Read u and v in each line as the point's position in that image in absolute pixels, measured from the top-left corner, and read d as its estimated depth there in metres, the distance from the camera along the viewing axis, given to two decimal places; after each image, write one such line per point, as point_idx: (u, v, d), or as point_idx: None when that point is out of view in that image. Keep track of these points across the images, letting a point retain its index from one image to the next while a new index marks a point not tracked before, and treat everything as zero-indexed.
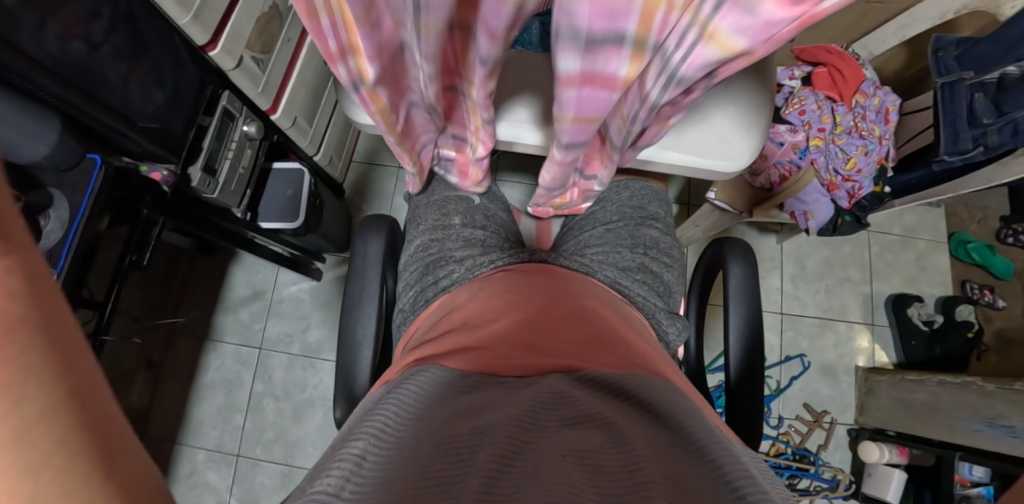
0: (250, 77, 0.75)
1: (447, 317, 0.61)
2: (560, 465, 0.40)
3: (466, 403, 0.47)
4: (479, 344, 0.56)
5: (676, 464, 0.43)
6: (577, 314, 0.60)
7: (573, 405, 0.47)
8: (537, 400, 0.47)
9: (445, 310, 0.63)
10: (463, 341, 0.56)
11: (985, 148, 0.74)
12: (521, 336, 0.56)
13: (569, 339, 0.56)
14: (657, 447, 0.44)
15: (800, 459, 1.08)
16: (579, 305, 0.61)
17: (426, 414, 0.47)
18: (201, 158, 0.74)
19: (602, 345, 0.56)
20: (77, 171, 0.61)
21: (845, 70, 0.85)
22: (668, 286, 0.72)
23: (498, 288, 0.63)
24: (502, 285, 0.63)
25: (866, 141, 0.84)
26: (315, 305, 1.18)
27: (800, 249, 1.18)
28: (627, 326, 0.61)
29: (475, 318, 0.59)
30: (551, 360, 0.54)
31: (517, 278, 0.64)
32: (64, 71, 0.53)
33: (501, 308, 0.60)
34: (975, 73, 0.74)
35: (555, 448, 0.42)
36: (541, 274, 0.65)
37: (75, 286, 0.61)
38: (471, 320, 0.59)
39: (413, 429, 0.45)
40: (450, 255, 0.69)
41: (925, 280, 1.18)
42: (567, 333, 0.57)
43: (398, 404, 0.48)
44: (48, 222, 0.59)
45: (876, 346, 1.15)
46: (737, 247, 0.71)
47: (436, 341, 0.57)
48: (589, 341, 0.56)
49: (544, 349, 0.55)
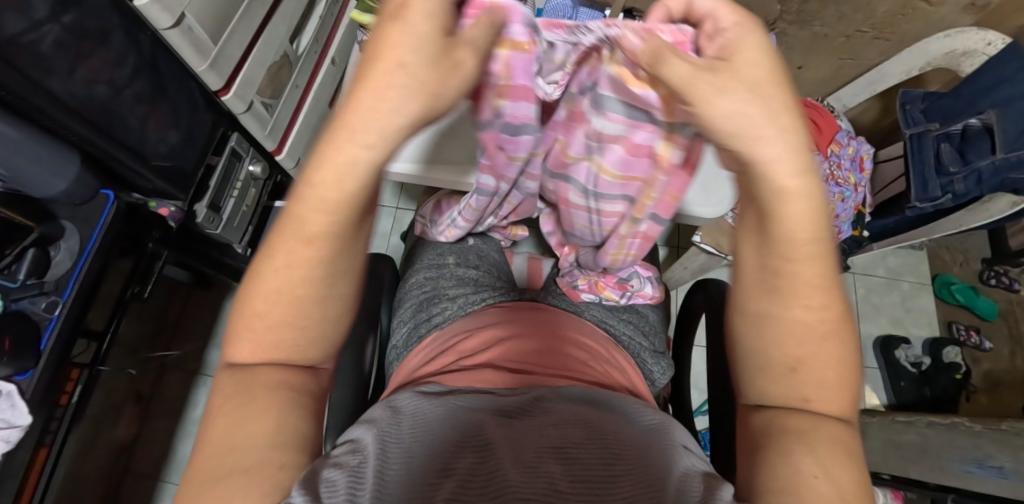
0: (258, 120, 0.79)
1: (443, 354, 0.60)
2: (539, 458, 0.41)
3: (460, 407, 0.47)
4: (468, 372, 0.55)
5: (651, 464, 0.42)
6: (556, 344, 0.60)
7: (557, 412, 0.46)
8: (521, 405, 0.48)
9: (438, 348, 0.62)
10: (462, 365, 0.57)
11: (953, 196, 0.77)
12: (513, 361, 0.57)
13: (552, 368, 0.57)
14: (645, 455, 0.42)
15: None
16: (570, 337, 0.62)
17: (432, 425, 0.44)
18: (207, 195, 0.77)
19: (589, 375, 0.57)
20: (91, 205, 0.65)
21: (821, 121, 0.89)
22: (653, 326, 0.74)
23: (490, 320, 0.64)
24: (493, 319, 0.64)
25: (843, 189, 0.86)
26: None
27: None
28: (604, 358, 0.62)
29: (463, 354, 0.59)
30: (539, 377, 0.54)
31: (507, 313, 0.65)
32: (88, 112, 0.57)
33: (488, 339, 0.61)
34: (940, 124, 0.81)
35: (536, 444, 0.42)
36: (534, 309, 0.67)
37: (78, 319, 0.63)
38: (459, 359, 0.58)
39: (416, 443, 0.42)
40: (444, 293, 0.71)
41: (911, 321, 1.20)
42: (552, 358, 0.58)
43: (406, 411, 0.46)
44: (58, 252, 0.62)
45: (866, 387, 1.15)
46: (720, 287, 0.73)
47: (424, 369, 0.58)
48: (566, 373, 0.56)
49: (540, 370, 0.56)
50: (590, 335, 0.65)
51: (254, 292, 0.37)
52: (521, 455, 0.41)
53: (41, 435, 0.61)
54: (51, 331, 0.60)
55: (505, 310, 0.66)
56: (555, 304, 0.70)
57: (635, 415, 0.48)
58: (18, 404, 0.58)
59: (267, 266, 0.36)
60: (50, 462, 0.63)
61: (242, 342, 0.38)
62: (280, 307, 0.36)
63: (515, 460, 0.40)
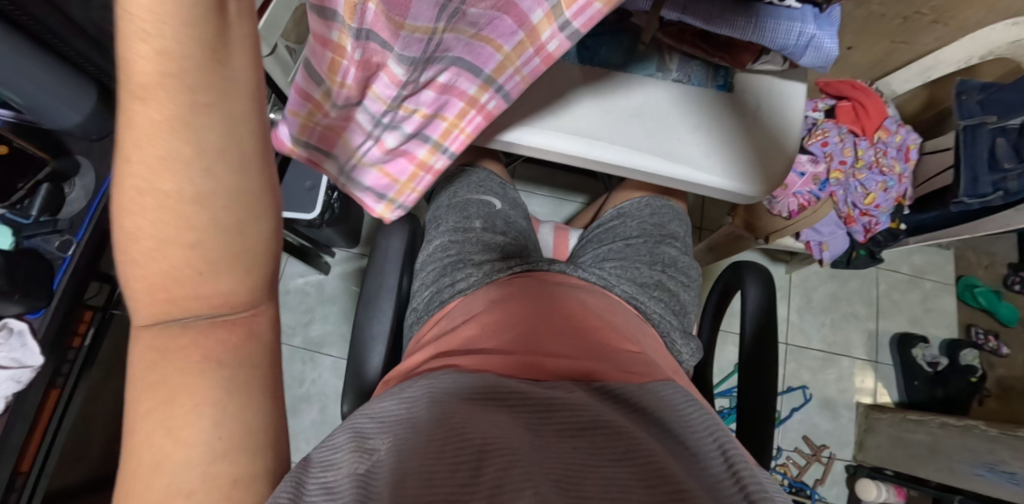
0: (281, 65, 0.76)
1: (465, 327, 0.57)
2: (565, 445, 0.37)
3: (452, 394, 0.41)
4: (493, 355, 0.52)
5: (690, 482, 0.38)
6: (584, 325, 0.58)
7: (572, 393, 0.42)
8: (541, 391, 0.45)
9: (461, 318, 0.60)
10: (486, 345, 0.54)
11: (1005, 194, 0.75)
12: (537, 342, 0.54)
13: (582, 352, 0.54)
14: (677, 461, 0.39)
15: (796, 491, 1.08)
16: (608, 321, 0.60)
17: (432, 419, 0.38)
18: None
19: (620, 353, 0.55)
20: (108, 141, 0.61)
21: (869, 105, 0.85)
22: (684, 305, 0.71)
23: (510, 296, 0.61)
24: (514, 293, 0.61)
25: (886, 178, 0.86)
26: (320, 299, 1.17)
27: (808, 281, 1.19)
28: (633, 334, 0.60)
29: (486, 331, 0.56)
30: (569, 363, 0.52)
31: (527, 288, 0.62)
32: (106, 42, 0.53)
33: (511, 317, 0.57)
34: (998, 117, 0.77)
35: (559, 426, 0.38)
36: (564, 283, 0.65)
37: (91, 264, 0.60)
38: (483, 336, 0.55)
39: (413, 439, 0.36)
40: (469, 259, 0.69)
41: (930, 321, 1.17)
42: (582, 339, 0.56)
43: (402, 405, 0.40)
44: (72, 190, 0.59)
45: (879, 384, 1.14)
46: (755, 269, 0.71)
47: (446, 343, 0.55)
48: (596, 355, 0.53)
49: (569, 353, 0.53)
50: (618, 311, 0.63)
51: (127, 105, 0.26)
52: (556, 461, 0.35)
53: (53, 376, 0.63)
54: (64, 271, 0.58)
55: (532, 282, 0.63)
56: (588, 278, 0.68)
57: (674, 426, 0.45)
58: (30, 345, 0.55)
59: (127, 220, 0.28)
60: (62, 402, 0.64)
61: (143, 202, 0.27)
62: (151, 202, 0.27)
63: (540, 457, 0.35)
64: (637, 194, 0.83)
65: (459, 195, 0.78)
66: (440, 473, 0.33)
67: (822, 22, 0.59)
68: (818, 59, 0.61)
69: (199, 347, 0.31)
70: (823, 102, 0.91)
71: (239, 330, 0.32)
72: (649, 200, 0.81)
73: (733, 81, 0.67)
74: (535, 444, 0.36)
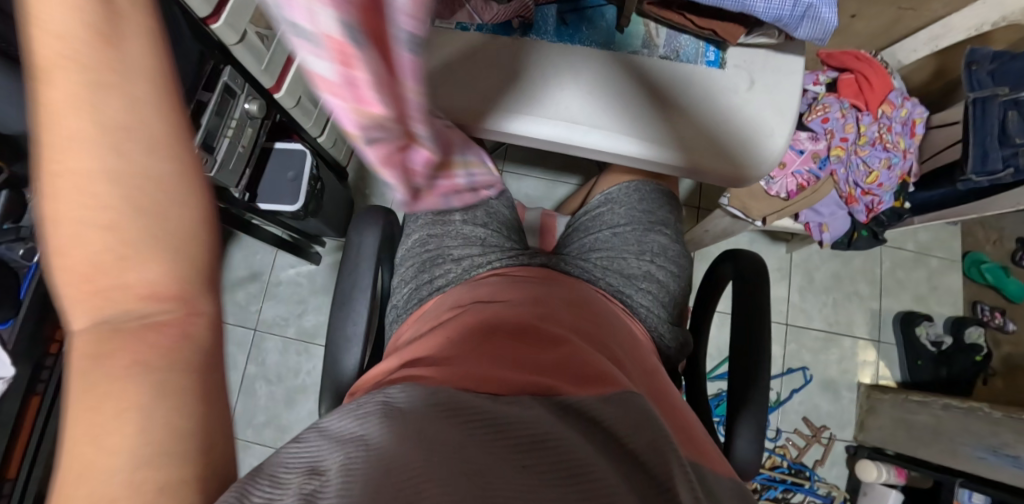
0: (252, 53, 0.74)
1: (435, 331, 0.55)
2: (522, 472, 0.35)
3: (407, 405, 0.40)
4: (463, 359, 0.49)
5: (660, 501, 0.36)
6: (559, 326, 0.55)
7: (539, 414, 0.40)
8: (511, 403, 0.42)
9: (434, 321, 0.57)
10: (456, 349, 0.51)
11: (1016, 170, 0.72)
12: (509, 344, 0.52)
13: (551, 351, 0.51)
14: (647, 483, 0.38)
15: (796, 473, 1.07)
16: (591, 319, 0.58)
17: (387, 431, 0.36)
18: (200, 134, 0.73)
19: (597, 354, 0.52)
20: None
21: (873, 78, 0.82)
22: (673, 296, 0.69)
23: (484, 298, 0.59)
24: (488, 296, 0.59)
25: (890, 155, 0.82)
26: (313, 289, 1.15)
27: (810, 260, 1.15)
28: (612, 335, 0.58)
29: (456, 334, 0.53)
30: (543, 366, 0.49)
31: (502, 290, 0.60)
32: None
33: (483, 319, 0.55)
34: (1010, 89, 0.72)
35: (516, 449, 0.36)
36: (546, 282, 0.63)
37: None
38: (453, 339, 0.53)
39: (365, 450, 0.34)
40: (447, 254, 0.68)
41: (935, 299, 1.14)
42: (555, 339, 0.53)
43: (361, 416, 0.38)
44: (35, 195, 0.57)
45: (881, 363, 1.12)
46: (746, 259, 0.68)
47: (415, 349, 0.53)
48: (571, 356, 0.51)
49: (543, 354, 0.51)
50: (599, 308, 0.61)
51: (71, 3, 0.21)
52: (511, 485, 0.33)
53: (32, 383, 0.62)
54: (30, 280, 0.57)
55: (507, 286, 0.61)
56: (570, 272, 0.67)
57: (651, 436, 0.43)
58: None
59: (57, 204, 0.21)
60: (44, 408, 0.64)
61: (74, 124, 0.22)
62: (66, 185, 0.20)
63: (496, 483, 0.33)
64: (627, 178, 0.80)
65: None
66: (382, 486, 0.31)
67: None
68: (813, 33, 0.58)
69: (132, 352, 0.22)
70: (825, 75, 0.86)
71: (185, 333, 0.23)
72: (636, 185, 0.77)
73: (724, 55, 0.63)
74: (482, 463, 0.34)
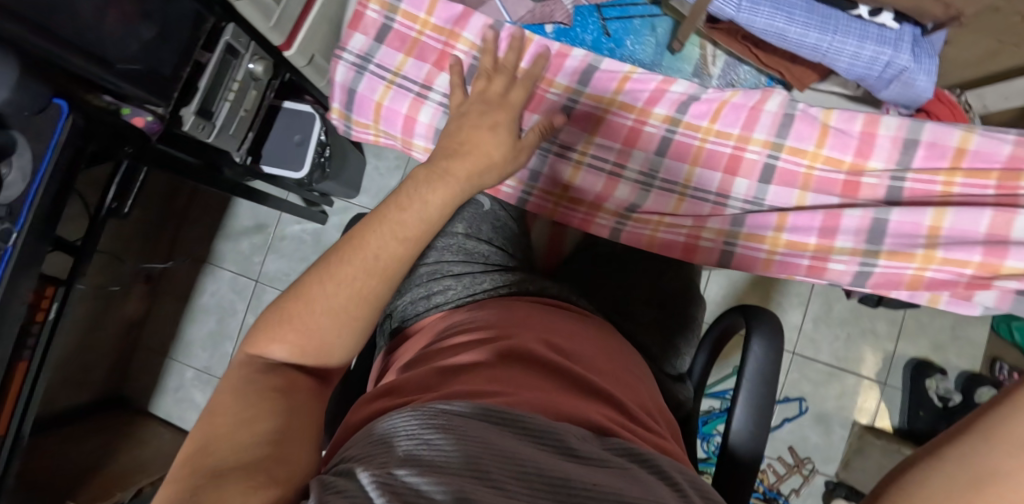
0: (260, 10, 0.65)
1: (431, 350, 0.51)
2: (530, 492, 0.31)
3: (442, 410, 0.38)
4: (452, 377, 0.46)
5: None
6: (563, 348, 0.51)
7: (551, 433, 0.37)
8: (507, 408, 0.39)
9: (430, 341, 0.54)
10: (449, 363, 0.47)
11: None
12: (510, 355, 0.48)
13: (582, 380, 0.47)
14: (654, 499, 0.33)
15: (769, 499, 1.08)
16: (609, 355, 0.54)
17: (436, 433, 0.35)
18: (195, 98, 0.68)
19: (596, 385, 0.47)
20: (43, 116, 0.55)
21: None
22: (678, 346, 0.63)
23: (485, 316, 0.55)
24: (491, 313, 0.55)
25: None
26: (316, 247, 1.08)
27: (831, 290, 1.10)
28: (622, 372, 0.52)
29: (454, 352, 0.49)
30: (538, 387, 0.44)
31: (505, 306, 0.56)
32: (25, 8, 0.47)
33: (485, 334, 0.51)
34: None
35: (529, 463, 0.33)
36: (557, 309, 0.58)
37: (38, 244, 0.58)
38: (452, 355, 0.49)
39: (427, 442, 0.34)
40: (447, 270, 0.63)
41: (954, 350, 1.09)
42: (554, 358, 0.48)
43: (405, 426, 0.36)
44: (9, 170, 0.55)
45: (881, 405, 1.09)
46: (766, 322, 0.61)
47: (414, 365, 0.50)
48: (572, 384, 0.46)
49: (542, 372, 0.47)
50: (605, 342, 0.56)
51: (385, 226, 0.44)
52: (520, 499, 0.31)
53: (18, 350, 0.61)
54: (7, 261, 0.55)
55: (507, 304, 0.57)
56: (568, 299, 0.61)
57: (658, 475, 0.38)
58: None
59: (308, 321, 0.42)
60: (31, 374, 0.63)
61: (284, 334, 0.42)
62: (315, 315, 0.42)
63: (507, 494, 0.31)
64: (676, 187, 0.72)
65: None
66: (473, 488, 0.30)
67: (915, 52, 0.62)
68: (905, 94, 0.65)
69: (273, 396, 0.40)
70: None
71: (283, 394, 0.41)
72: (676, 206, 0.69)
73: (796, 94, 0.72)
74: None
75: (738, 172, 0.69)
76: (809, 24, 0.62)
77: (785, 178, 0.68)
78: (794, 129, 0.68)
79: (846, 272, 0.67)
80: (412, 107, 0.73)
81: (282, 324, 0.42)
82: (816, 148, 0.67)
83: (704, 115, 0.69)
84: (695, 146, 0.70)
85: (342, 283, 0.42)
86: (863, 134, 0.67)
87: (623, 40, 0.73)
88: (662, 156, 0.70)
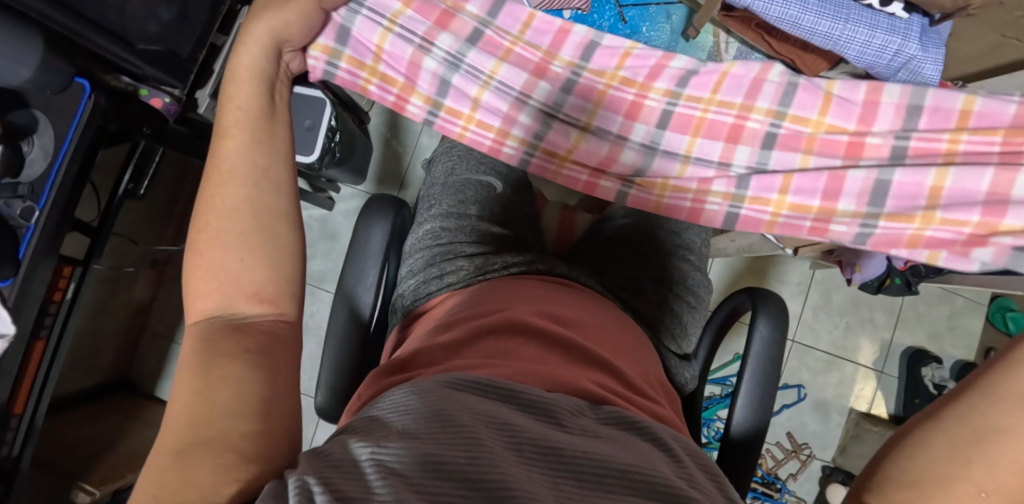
0: None
1: (435, 328, 0.53)
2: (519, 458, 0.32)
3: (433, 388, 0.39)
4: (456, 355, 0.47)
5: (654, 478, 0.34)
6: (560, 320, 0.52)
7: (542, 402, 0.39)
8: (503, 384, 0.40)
9: (434, 322, 0.55)
10: (453, 340, 0.49)
11: None
12: (507, 332, 0.49)
13: (588, 356, 0.48)
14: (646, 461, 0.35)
15: (767, 483, 1.10)
16: (617, 330, 0.55)
17: (427, 407, 0.36)
18: (211, 81, 0.67)
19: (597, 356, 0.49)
20: (66, 95, 0.57)
21: None
22: (686, 328, 0.65)
23: (481, 296, 0.56)
24: (486, 293, 0.57)
25: None
26: (321, 233, 1.14)
27: (831, 280, 1.12)
28: (630, 349, 0.54)
29: (455, 329, 0.51)
30: (538, 361, 0.46)
31: (500, 285, 0.58)
32: None
33: (482, 313, 0.53)
34: None
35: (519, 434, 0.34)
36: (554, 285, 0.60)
37: (60, 224, 0.59)
38: (451, 333, 0.50)
39: (420, 416, 0.35)
40: (455, 250, 0.64)
41: (949, 340, 1.11)
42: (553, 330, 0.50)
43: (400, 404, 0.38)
44: (31, 149, 0.56)
45: (877, 393, 1.11)
46: (773, 303, 0.62)
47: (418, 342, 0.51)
48: (572, 355, 0.48)
49: (541, 345, 0.48)
50: (614, 319, 0.57)
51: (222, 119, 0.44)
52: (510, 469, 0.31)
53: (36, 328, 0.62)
54: (30, 239, 0.57)
55: (506, 283, 0.58)
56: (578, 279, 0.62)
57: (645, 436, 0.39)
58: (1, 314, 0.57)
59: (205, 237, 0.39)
60: (48, 352, 0.64)
61: (203, 284, 0.38)
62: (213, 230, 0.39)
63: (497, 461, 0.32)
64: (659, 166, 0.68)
65: (465, 168, 0.73)
66: (464, 459, 0.31)
67: (925, 42, 0.64)
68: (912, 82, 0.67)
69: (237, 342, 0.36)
70: None
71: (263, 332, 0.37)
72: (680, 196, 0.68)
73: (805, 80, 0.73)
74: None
75: (741, 141, 0.65)
76: (823, 12, 0.63)
77: (788, 142, 0.63)
78: (797, 100, 0.63)
79: (847, 234, 0.62)
80: (413, 60, 0.67)
81: (193, 280, 0.39)
82: (820, 116, 0.63)
83: (707, 86, 0.65)
84: (697, 117, 0.65)
85: (219, 198, 0.40)
86: (868, 101, 0.62)
87: (639, 27, 0.74)
88: (663, 129, 0.66)
